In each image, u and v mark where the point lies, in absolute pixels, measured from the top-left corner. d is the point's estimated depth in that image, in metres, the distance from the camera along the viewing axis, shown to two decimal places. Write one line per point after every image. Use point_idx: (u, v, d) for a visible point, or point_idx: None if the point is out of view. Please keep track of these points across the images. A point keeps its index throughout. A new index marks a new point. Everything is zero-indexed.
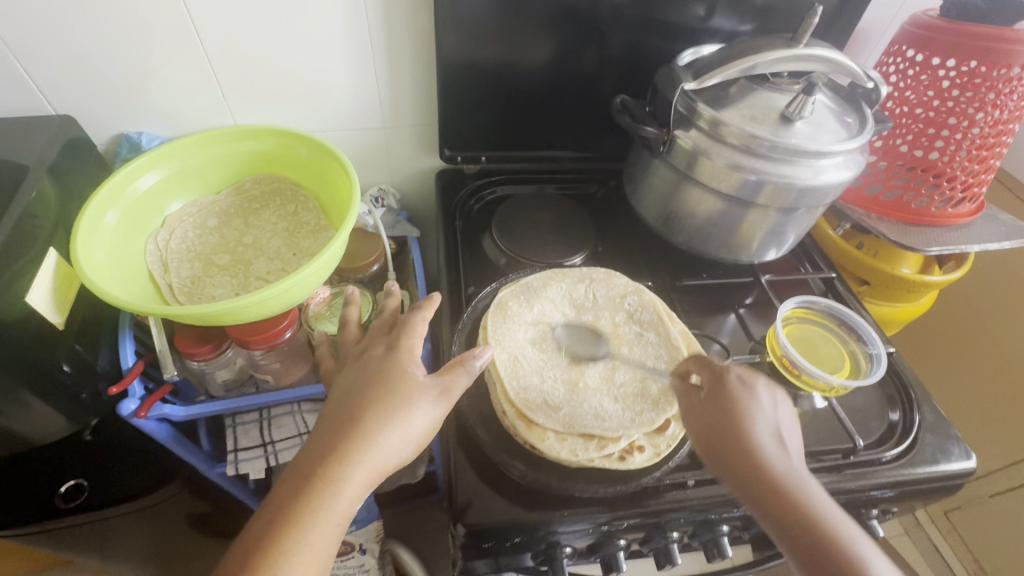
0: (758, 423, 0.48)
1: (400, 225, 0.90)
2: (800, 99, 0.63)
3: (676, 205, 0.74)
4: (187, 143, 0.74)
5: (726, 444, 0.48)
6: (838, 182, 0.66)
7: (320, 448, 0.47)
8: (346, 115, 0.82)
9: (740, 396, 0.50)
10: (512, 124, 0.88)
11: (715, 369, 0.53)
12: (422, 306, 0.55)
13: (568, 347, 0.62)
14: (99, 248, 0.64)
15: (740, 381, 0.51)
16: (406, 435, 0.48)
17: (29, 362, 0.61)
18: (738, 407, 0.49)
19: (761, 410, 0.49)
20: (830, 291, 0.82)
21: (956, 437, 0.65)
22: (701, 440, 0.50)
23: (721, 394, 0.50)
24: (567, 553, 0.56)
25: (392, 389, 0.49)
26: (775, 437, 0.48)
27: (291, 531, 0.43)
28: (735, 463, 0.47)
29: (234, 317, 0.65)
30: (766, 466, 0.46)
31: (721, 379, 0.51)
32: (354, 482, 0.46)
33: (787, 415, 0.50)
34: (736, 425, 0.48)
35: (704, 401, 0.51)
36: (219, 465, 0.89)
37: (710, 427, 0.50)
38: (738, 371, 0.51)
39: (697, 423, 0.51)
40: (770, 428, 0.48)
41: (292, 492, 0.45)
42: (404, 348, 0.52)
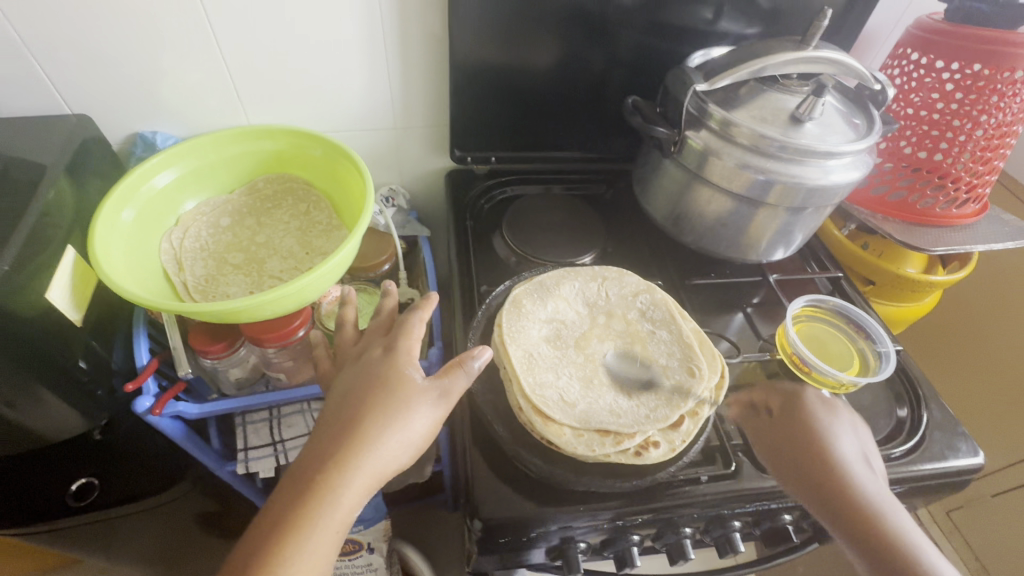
0: (841, 442, 0.57)
1: (411, 225, 0.90)
2: (810, 100, 0.64)
3: (686, 205, 0.75)
4: (201, 142, 0.75)
5: (802, 457, 0.57)
6: (846, 182, 0.67)
7: (318, 454, 0.47)
8: (358, 115, 0.83)
9: (823, 419, 0.59)
10: (522, 126, 0.89)
11: (785, 392, 0.65)
12: (419, 308, 0.55)
13: (614, 372, 0.60)
14: (115, 245, 0.65)
15: (817, 400, 0.63)
16: (404, 439, 0.48)
17: (45, 359, 0.61)
18: (814, 429, 0.59)
19: (842, 432, 0.59)
20: (837, 290, 0.83)
21: (963, 434, 0.65)
22: (774, 454, 0.59)
23: (802, 415, 0.61)
24: (581, 548, 0.57)
25: (391, 393, 0.49)
26: (858, 455, 0.56)
27: (292, 538, 0.44)
28: (810, 473, 0.55)
29: (250, 314, 0.65)
30: (842, 475, 0.54)
31: (797, 401, 0.63)
32: (353, 488, 0.46)
33: (860, 440, 0.59)
34: (812, 441, 0.57)
35: (781, 422, 0.61)
36: (229, 463, 0.89)
37: (789, 443, 0.59)
38: (814, 395, 0.64)
39: (775, 440, 0.60)
40: (852, 449, 0.57)
41: (292, 498, 0.45)
42: (403, 350, 0.53)
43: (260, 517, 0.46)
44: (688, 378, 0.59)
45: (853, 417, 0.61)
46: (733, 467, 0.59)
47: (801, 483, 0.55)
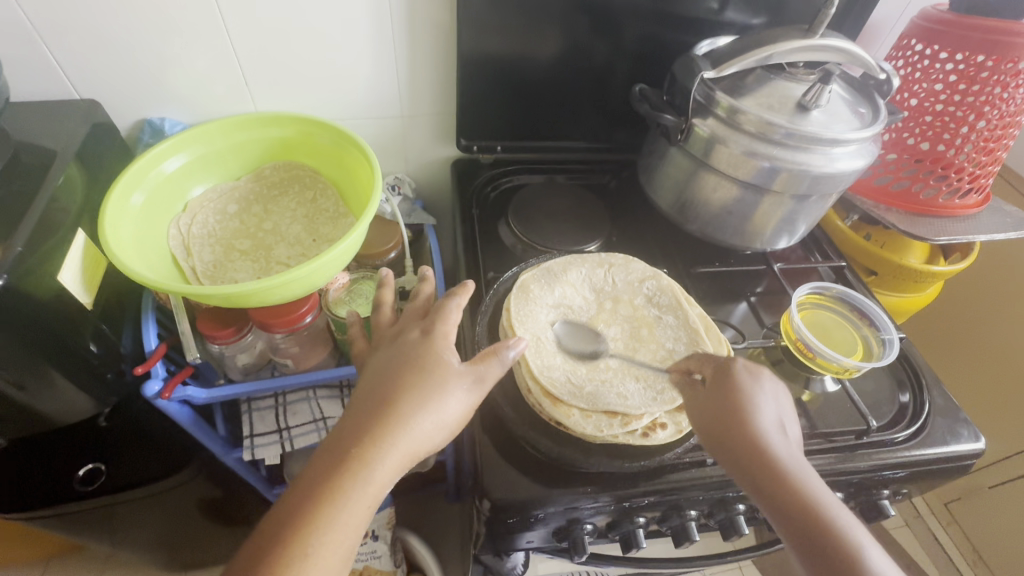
0: (760, 412, 0.48)
1: (417, 214, 0.91)
2: (817, 88, 0.64)
3: (691, 193, 0.75)
4: (209, 129, 0.75)
5: (728, 429, 0.48)
6: (851, 170, 0.67)
7: (354, 429, 0.47)
8: (365, 103, 0.83)
9: (745, 383, 0.50)
10: (528, 115, 0.89)
11: (716, 360, 0.53)
12: (458, 293, 0.55)
13: (565, 343, 0.61)
14: (125, 229, 0.65)
15: (745, 372, 0.51)
16: (439, 420, 0.49)
17: (58, 341, 0.62)
18: (740, 395, 0.49)
19: (767, 401, 0.49)
20: (840, 279, 0.83)
21: (965, 420, 0.66)
22: (703, 425, 0.50)
23: (731, 383, 0.50)
24: (587, 529, 0.58)
25: (428, 373, 0.50)
26: (776, 424, 0.48)
27: (325, 510, 0.44)
28: (735, 444, 0.47)
29: (259, 298, 0.66)
30: (771, 454, 0.46)
31: (726, 371, 0.51)
32: (387, 465, 0.46)
33: (784, 411, 0.50)
34: (739, 413, 0.48)
35: (713, 389, 0.51)
36: (235, 450, 0.90)
37: (718, 414, 0.49)
38: (742, 362, 0.52)
39: (702, 410, 0.50)
40: (772, 418, 0.48)
41: (326, 471, 0.46)
42: (439, 334, 0.53)
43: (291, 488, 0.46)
44: None
45: (776, 383, 0.51)
46: None
47: (728, 460, 0.47)
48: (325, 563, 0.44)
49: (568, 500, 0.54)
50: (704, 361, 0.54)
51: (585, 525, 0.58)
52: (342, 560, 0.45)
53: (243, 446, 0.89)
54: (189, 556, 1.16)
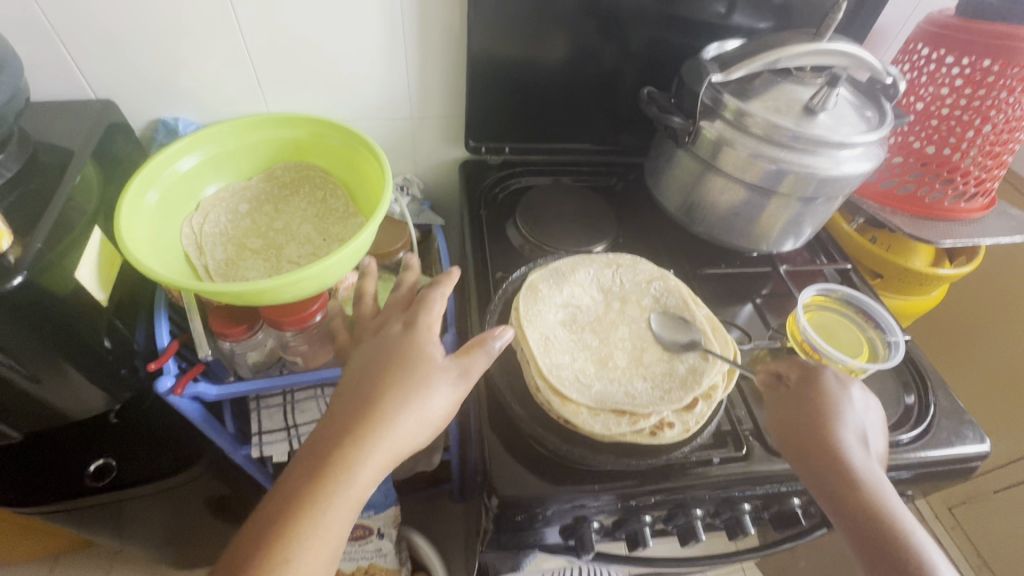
0: (842, 419, 0.52)
1: (425, 214, 0.92)
2: (825, 92, 0.65)
3: (698, 195, 0.76)
4: (222, 129, 0.76)
5: (806, 427, 0.52)
6: (858, 173, 0.68)
7: (336, 430, 0.48)
8: (375, 104, 0.84)
9: (833, 390, 0.54)
10: (536, 117, 0.90)
11: (807, 367, 0.57)
12: (441, 284, 0.56)
13: (658, 334, 0.63)
14: (139, 227, 0.66)
15: (835, 380, 0.54)
16: (422, 419, 0.49)
17: (74, 337, 0.63)
18: (829, 400, 0.53)
19: (850, 409, 0.53)
20: (846, 281, 0.84)
21: (970, 422, 0.67)
22: (780, 423, 0.54)
23: (818, 389, 0.54)
24: (593, 528, 0.59)
25: (412, 371, 0.50)
26: (855, 432, 0.52)
27: (309, 510, 0.45)
28: (809, 443, 0.51)
29: (271, 296, 0.67)
30: (845, 457, 0.49)
31: (816, 376, 0.55)
32: (370, 464, 0.47)
33: (866, 422, 0.53)
34: (820, 416, 0.52)
35: (795, 391, 0.55)
36: (243, 447, 0.90)
37: (799, 416, 0.53)
38: (833, 373, 0.55)
39: (782, 410, 0.55)
40: (852, 426, 0.52)
41: (309, 472, 0.46)
42: (422, 327, 0.54)
43: (276, 489, 0.47)
44: (702, 361, 0.60)
45: (860, 391, 0.54)
46: (745, 450, 0.60)
47: (800, 456, 0.51)
48: (312, 561, 0.45)
49: (575, 498, 0.55)
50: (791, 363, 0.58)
51: (592, 525, 0.58)
52: (329, 558, 0.46)
53: (252, 443, 0.90)
54: (196, 553, 1.17)
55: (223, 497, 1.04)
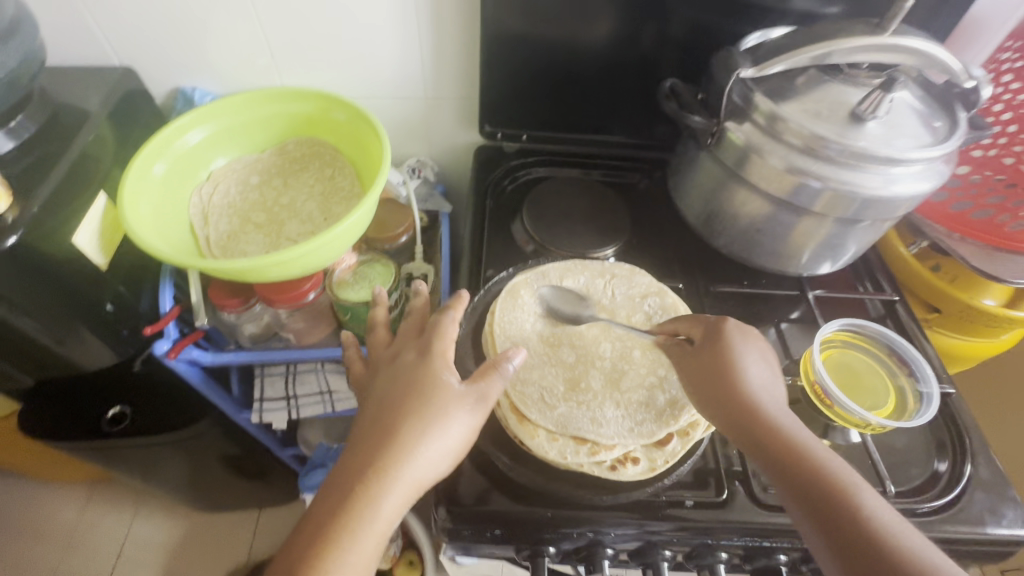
0: (749, 370, 0.49)
1: (433, 199, 0.89)
2: (877, 95, 0.55)
3: (719, 204, 0.68)
4: (234, 100, 0.76)
5: (722, 384, 0.49)
6: (912, 194, 0.58)
7: (358, 463, 0.46)
8: (389, 82, 0.81)
9: (735, 343, 0.50)
10: (556, 104, 0.84)
11: (708, 321, 0.54)
12: (450, 308, 0.54)
13: (551, 309, 0.61)
14: (145, 196, 0.68)
15: (734, 327, 0.52)
16: (442, 447, 0.47)
17: (79, 300, 0.67)
18: (732, 355, 0.50)
19: (753, 359, 0.50)
20: (890, 316, 0.73)
21: (1013, 500, 0.56)
22: (695, 382, 0.51)
23: (721, 341, 0.51)
24: (549, 554, 0.53)
25: (429, 399, 0.48)
26: (766, 384, 0.49)
27: (335, 550, 0.43)
28: (730, 403, 0.48)
29: (258, 276, 0.66)
30: (763, 409, 0.47)
31: (717, 328, 0.52)
32: (393, 498, 0.45)
33: (770, 370, 0.51)
34: (734, 369, 0.49)
35: (700, 350, 0.52)
36: (245, 411, 0.94)
37: (710, 371, 0.50)
38: (731, 322, 0.53)
39: (694, 369, 0.51)
40: (760, 377, 0.49)
41: (332, 511, 0.44)
42: (437, 353, 0.52)
43: (301, 529, 0.45)
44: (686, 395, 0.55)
45: (764, 342, 0.52)
46: (725, 496, 0.55)
47: (727, 422, 0.47)
48: None
49: (526, 525, 0.52)
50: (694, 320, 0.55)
51: (549, 550, 0.53)
52: None
53: (254, 408, 0.93)
54: (210, 502, 1.25)
55: (236, 457, 1.11)
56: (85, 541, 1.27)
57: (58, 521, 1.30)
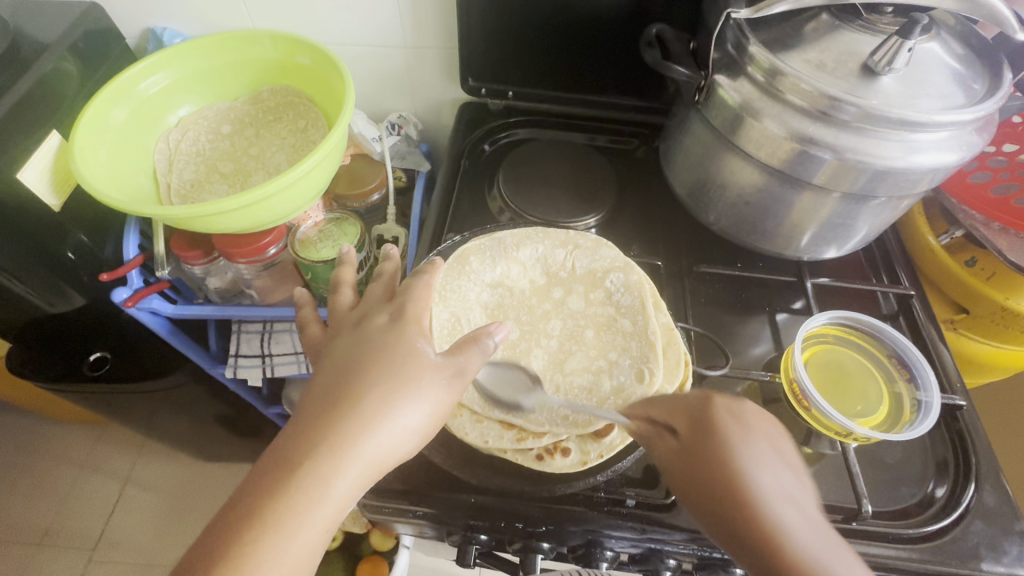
0: (760, 480, 0.36)
1: (412, 157, 0.84)
2: (894, 43, 0.45)
3: (710, 173, 0.60)
4: (203, 43, 0.72)
5: (725, 503, 0.36)
6: (934, 166, 0.48)
7: (303, 439, 0.35)
8: (365, 28, 0.76)
9: (733, 441, 0.38)
10: (548, 58, 0.76)
11: (691, 403, 0.41)
12: (426, 271, 0.44)
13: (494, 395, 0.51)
14: (103, 139, 0.66)
15: (724, 414, 0.39)
16: (410, 425, 0.38)
17: (33, 241, 0.66)
18: (731, 461, 0.37)
19: (762, 461, 0.37)
20: (904, 313, 0.63)
21: (1020, 535, 0.48)
22: (691, 497, 0.39)
23: (713, 435, 0.38)
24: (479, 542, 0.51)
25: (398, 368, 0.38)
26: (789, 496, 0.36)
27: (261, 545, 0.32)
28: (741, 532, 0.36)
29: (205, 225, 0.62)
30: (786, 539, 0.34)
31: (702, 414, 0.40)
32: (341, 484, 0.35)
33: (788, 466, 0.38)
34: (735, 477, 0.36)
35: (687, 449, 0.40)
36: (221, 366, 0.90)
37: (705, 483, 0.38)
38: (722, 403, 0.40)
39: (683, 481, 0.39)
40: (777, 487, 0.36)
41: (260, 497, 0.33)
42: (411, 319, 0.41)
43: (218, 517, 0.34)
44: (634, 383, 0.51)
45: (772, 429, 0.39)
46: (674, 498, 0.49)
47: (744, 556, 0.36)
48: None
49: (448, 506, 0.49)
50: (674, 400, 0.42)
51: (478, 538, 0.50)
52: None
53: (227, 363, 0.89)
54: (207, 454, 1.28)
55: (230, 416, 1.12)
56: (91, 482, 1.32)
57: (69, 460, 1.35)
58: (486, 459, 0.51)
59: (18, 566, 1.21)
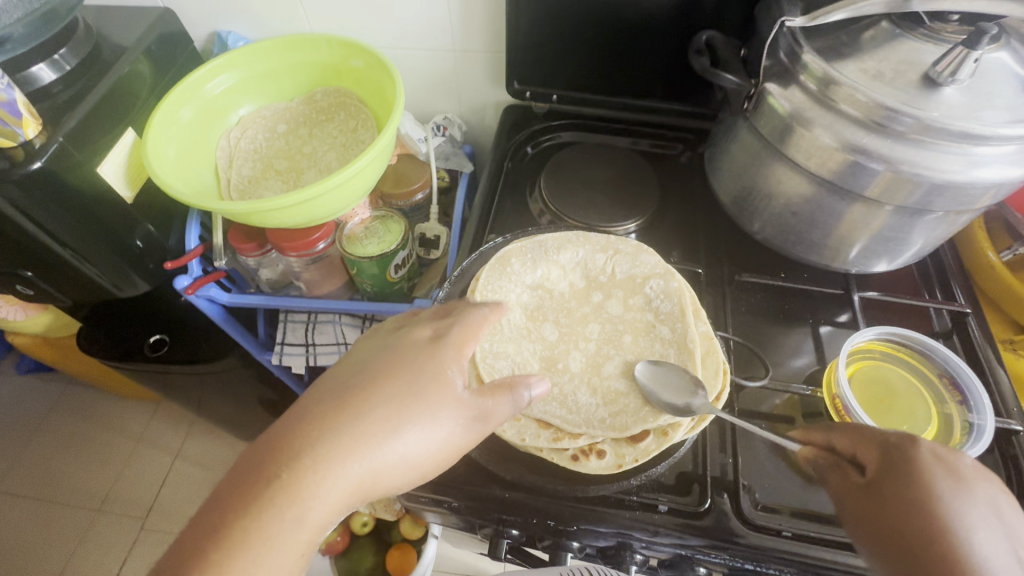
0: (977, 539, 0.34)
1: (457, 158, 0.87)
2: (959, 53, 0.43)
3: (756, 181, 0.59)
4: (264, 47, 0.76)
5: (916, 536, 0.35)
6: (994, 183, 0.47)
7: (305, 441, 0.36)
8: (416, 31, 0.78)
9: (943, 486, 0.36)
10: (595, 64, 0.76)
11: (888, 442, 0.40)
12: (487, 304, 0.44)
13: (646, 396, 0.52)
14: (172, 137, 0.70)
15: (932, 458, 0.37)
16: (412, 456, 0.39)
17: (109, 231, 0.72)
18: (930, 500, 0.36)
19: (981, 521, 0.35)
20: (958, 331, 0.61)
21: None
22: (871, 534, 0.37)
23: (914, 478, 0.37)
24: (511, 536, 0.52)
25: (419, 393, 0.39)
26: (1010, 560, 0.33)
27: (244, 549, 0.33)
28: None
29: (259, 219, 0.65)
30: None
31: (904, 452, 0.38)
32: (326, 501, 0.36)
33: (1006, 528, 0.35)
34: (939, 524, 0.35)
35: (876, 487, 0.38)
36: (268, 353, 0.95)
37: (876, 515, 0.38)
38: (929, 446, 0.38)
39: (863, 516, 0.38)
40: (1000, 555, 0.33)
41: (256, 479, 0.35)
42: (451, 343, 0.42)
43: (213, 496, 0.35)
44: (672, 392, 0.52)
45: (991, 485, 0.36)
46: (706, 506, 0.49)
47: None
48: None
49: (482, 501, 0.50)
50: (863, 436, 0.41)
51: (510, 532, 0.52)
52: None
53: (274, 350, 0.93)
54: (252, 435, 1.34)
55: (275, 399, 1.17)
56: (145, 454, 1.41)
57: (125, 432, 1.44)
58: (520, 457, 0.52)
59: (79, 528, 1.30)
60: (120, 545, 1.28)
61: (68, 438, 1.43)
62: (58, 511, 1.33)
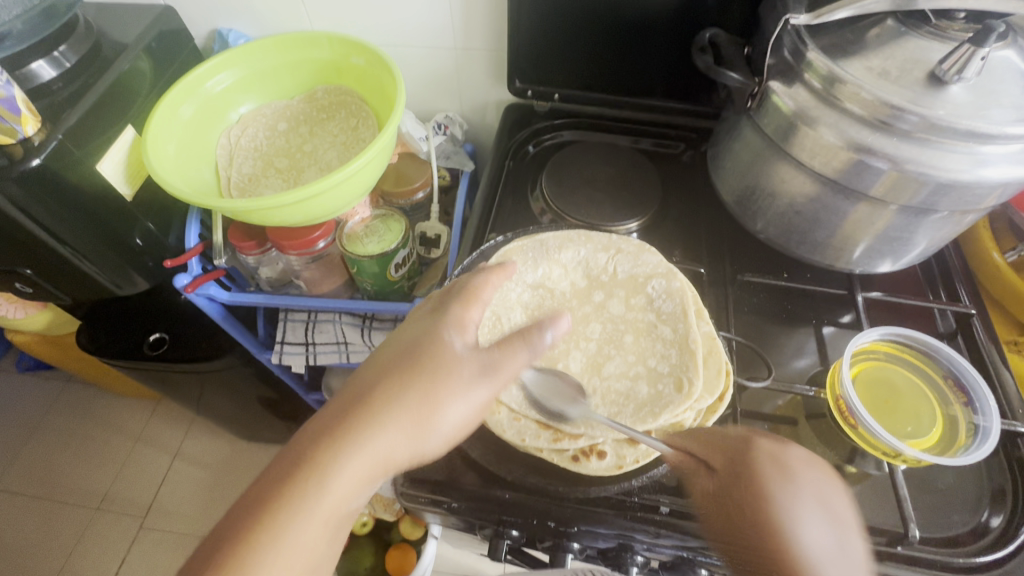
0: (803, 530, 0.37)
1: (457, 157, 0.87)
2: (964, 51, 0.43)
3: (759, 180, 0.59)
4: (264, 44, 0.76)
5: (747, 535, 0.38)
6: (1003, 182, 0.46)
7: (324, 421, 0.38)
8: (417, 30, 0.78)
9: (771, 483, 0.39)
10: (596, 62, 0.76)
11: (732, 446, 0.43)
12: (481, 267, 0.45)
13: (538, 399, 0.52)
14: (172, 134, 0.70)
15: (766, 458, 0.41)
16: (427, 416, 0.39)
17: (108, 228, 0.71)
18: (766, 497, 0.39)
19: (808, 514, 0.37)
20: (963, 332, 0.60)
21: None
22: (720, 530, 0.41)
23: (756, 480, 0.40)
24: (511, 537, 0.52)
25: (424, 357, 0.41)
26: (828, 542, 0.36)
27: (274, 529, 0.34)
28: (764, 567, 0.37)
29: (259, 217, 0.65)
30: None
31: (744, 454, 0.41)
32: (348, 471, 0.36)
33: (830, 518, 0.37)
34: (775, 523, 0.37)
35: (726, 487, 0.41)
36: (268, 351, 0.94)
37: (723, 511, 0.41)
38: (765, 446, 0.41)
39: (717, 517, 0.41)
40: (819, 541, 0.36)
41: (283, 463, 0.36)
42: (450, 311, 0.43)
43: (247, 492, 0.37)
44: (674, 393, 0.51)
45: (819, 477, 0.39)
46: None
47: None
48: None
49: (481, 502, 0.50)
50: (718, 433, 0.45)
51: (510, 533, 0.51)
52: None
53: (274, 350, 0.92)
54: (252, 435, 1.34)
55: (275, 399, 1.17)
56: (144, 453, 1.40)
57: (125, 431, 1.44)
58: (521, 458, 0.52)
59: (77, 527, 1.30)
60: (119, 544, 1.27)
61: (68, 437, 1.43)
62: (57, 510, 1.32)
